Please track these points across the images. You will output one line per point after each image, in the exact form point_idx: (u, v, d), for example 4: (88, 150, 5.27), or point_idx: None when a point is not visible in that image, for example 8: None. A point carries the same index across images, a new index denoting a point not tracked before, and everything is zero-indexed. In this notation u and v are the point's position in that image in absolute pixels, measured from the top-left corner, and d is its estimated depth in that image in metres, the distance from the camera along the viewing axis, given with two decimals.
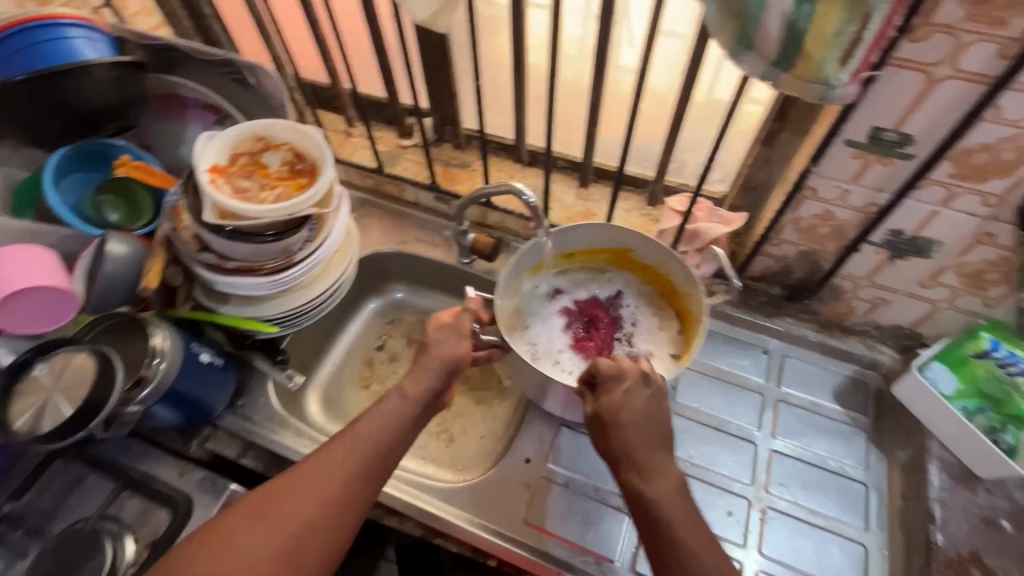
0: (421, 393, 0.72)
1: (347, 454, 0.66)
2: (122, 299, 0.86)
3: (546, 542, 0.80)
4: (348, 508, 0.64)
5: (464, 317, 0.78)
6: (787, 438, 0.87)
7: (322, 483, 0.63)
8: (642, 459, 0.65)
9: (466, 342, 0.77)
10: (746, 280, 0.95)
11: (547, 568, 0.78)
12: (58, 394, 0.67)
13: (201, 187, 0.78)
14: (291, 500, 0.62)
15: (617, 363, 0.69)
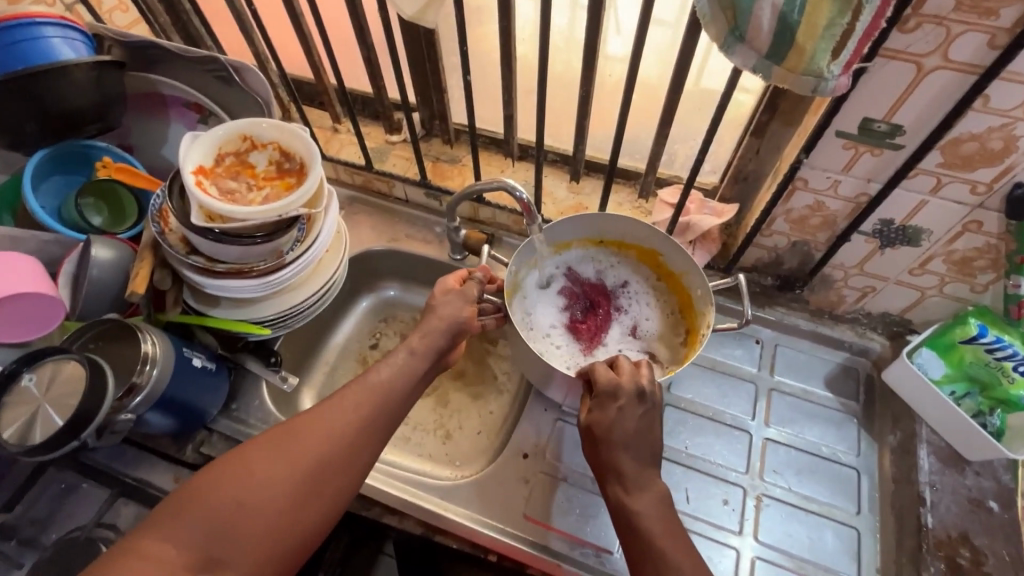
0: (429, 350, 0.73)
1: (362, 398, 0.67)
2: (109, 304, 0.84)
3: (548, 536, 0.80)
4: (362, 442, 0.65)
5: (472, 286, 0.80)
6: (782, 426, 0.89)
7: (336, 421, 0.64)
8: (629, 474, 0.66)
9: (472, 308, 0.78)
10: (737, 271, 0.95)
11: (547, 562, 0.79)
12: (47, 404, 0.66)
13: (187, 187, 0.76)
14: (308, 435, 0.63)
15: (616, 379, 0.69)
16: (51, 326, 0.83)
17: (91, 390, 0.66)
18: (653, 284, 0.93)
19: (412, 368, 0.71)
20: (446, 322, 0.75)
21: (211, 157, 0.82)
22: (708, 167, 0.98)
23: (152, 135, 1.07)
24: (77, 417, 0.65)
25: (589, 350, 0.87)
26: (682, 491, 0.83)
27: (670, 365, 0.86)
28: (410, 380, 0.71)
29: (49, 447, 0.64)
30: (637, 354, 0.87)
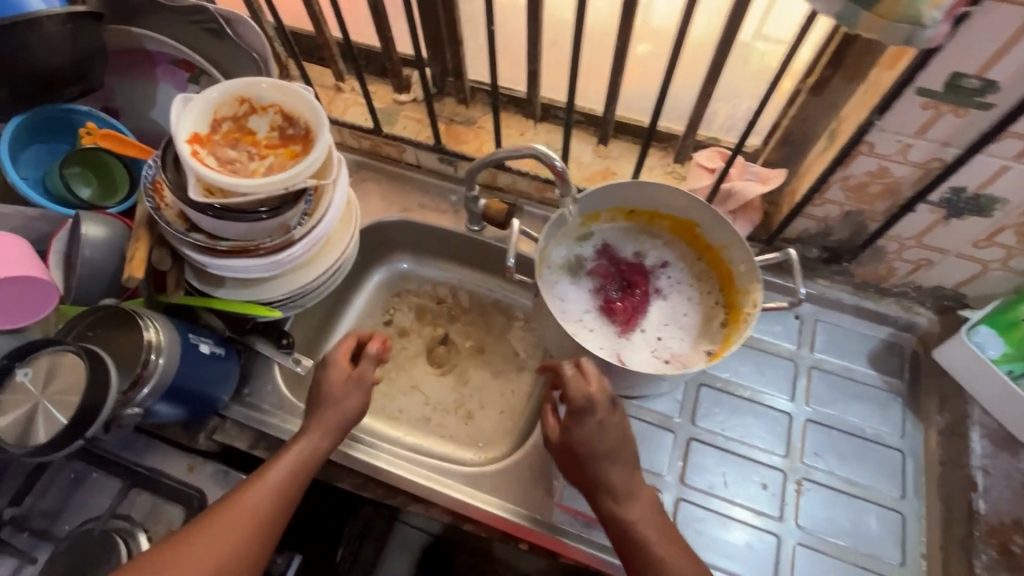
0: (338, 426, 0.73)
1: (258, 500, 0.66)
2: (105, 287, 0.78)
3: (554, 512, 0.78)
4: (251, 559, 0.64)
5: (366, 365, 0.76)
6: (822, 407, 0.84)
7: (230, 530, 0.63)
8: (620, 487, 0.68)
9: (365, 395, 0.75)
10: (779, 241, 0.88)
11: (551, 539, 0.77)
12: (48, 400, 0.61)
13: (181, 157, 0.68)
14: (201, 545, 0.62)
15: (588, 393, 0.68)
16: (44, 313, 0.77)
17: (94, 385, 0.60)
18: (694, 263, 0.89)
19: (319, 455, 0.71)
20: (348, 395, 0.74)
21: (206, 122, 0.73)
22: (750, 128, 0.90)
23: (139, 97, 0.98)
24: (81, 415, 0.60)
25: (625, 331, 0.83)
26: (720, 476, 0.79)
27: (709, 348, 0.81)
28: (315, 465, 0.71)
29: (53, 448, 0.59)
30: (674, 336, 0.83)
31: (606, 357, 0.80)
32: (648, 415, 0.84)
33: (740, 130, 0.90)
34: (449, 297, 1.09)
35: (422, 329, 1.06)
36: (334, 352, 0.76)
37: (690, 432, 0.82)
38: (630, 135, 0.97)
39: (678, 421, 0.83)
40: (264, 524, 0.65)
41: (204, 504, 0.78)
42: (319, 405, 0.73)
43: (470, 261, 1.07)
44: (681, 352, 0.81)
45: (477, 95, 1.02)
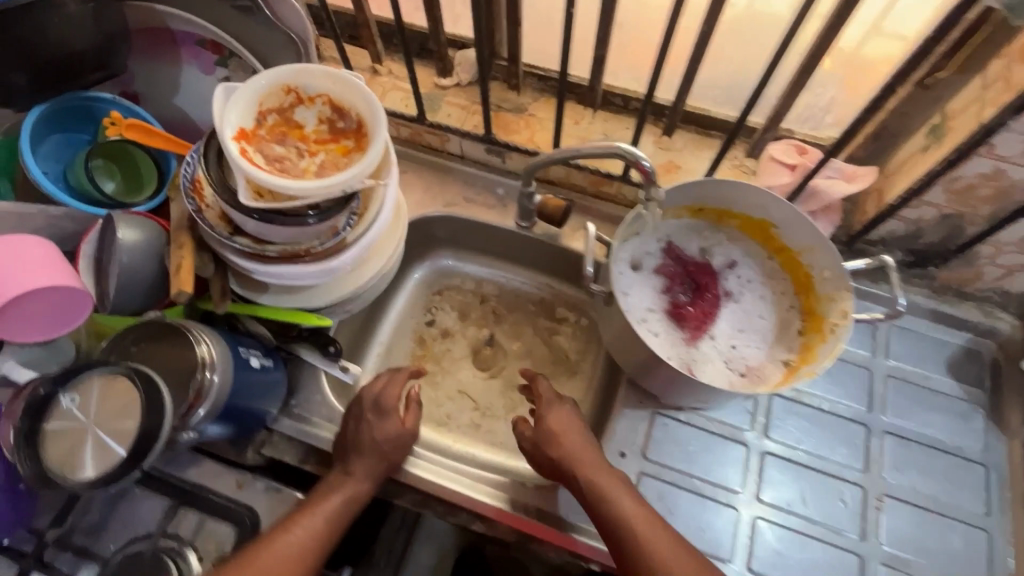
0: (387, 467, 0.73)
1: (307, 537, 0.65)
2: (144, 296, 0.72)
3: (562, 507, 0.75)
4: None
5: (413, 413, 0.77)
6: (900, 418, 0.80)
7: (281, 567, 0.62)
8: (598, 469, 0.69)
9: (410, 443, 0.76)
10: (858, 244, 0.81)
11: (562, 535, 0.74)
12: (99, 429, 0.56)
13: (229, 156, 0.62)
14: None
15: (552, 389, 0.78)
16: (79, 321, 0.71)
17: (151, 411, 0.55)
18: (768, 266, 0.83)
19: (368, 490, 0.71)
20: (399, 440, 0.74)
21: (252, 115, 0.67)
22: (830, 120, 0.83)
23: (162, 81, 0.90)
24: (139, 445, 0.55)
25: (694, 340, 0.76)
26: (797, 493, 0.75)
27: (787, 358, 0.76)
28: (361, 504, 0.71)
29: (108, 481, 0.54)
30: (749, 344, 0.77)
31: (677, 366, 0.74)
32: (718, 427, 0.79)
33: (818, 121, 0.84)
34: (493, 295, 1.03)
35: (467, 329, 1.01)
36: (384, 396, 0.75)
37: (763, 447, 0.78)
38: (694, 126, 0.90)
39: (749, 433, 0.78)
40: (303, 559, 0.64)
41: (257, 523, 0.74)
42: (362, 450, 0.72)
43: (516, 257, 1.01)
44: (757, 362, 0.76)
45: (528, 81, 0.95)
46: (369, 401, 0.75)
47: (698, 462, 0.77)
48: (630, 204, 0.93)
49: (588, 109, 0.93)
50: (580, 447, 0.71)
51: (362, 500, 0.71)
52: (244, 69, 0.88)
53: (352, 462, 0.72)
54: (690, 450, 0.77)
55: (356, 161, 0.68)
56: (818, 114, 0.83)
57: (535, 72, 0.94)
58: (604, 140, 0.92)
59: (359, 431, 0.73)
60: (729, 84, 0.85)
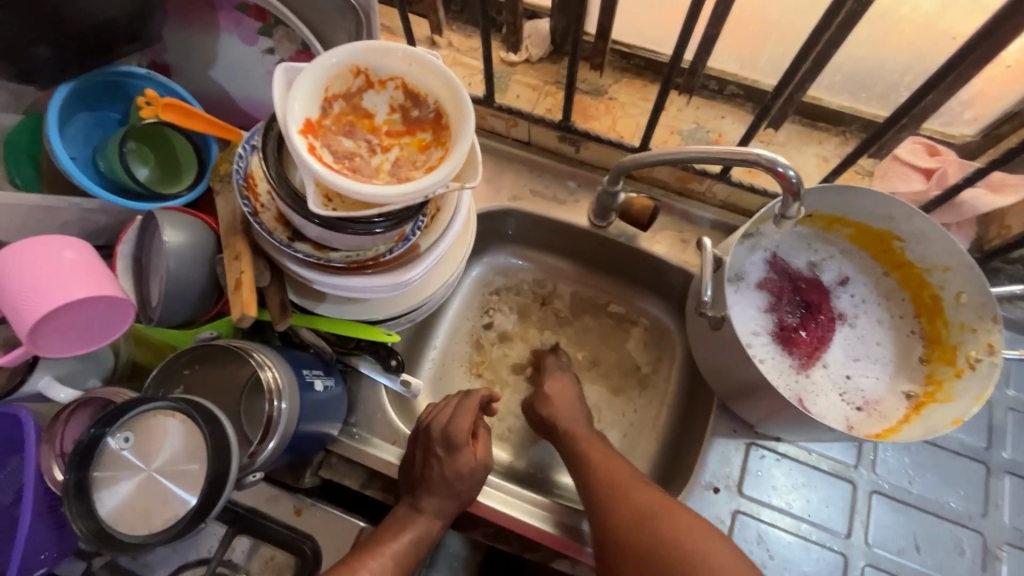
0: (461, 496, 0.67)
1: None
2: (192, 306, 0.64)
3: (579, 517, 0.72)
4: None
5: (483, 439, 0.70)
6: (1023, 457, 0.72)
7: None
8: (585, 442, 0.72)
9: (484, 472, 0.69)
10: (995, 262, 0.72)
11: (572, 544, 0.70)
12: (159, 474, 0.48)
13: (296, 154, 0.52)
14: None
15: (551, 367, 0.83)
16: (118, 332, 0.64)
17: (218, 454, 0.48)
18: (885, 285, 0.74)
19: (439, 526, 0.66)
20: (472, 477, 0.68)
21: (317, 103, 0.57)
22: (968, 116, 0.72)
23: (199, 52, 0.80)
24: (208, 493, 0.47)
25: (804, 368, 0.69)
26: (909, 539, 0.69)
27: (909, 390, 0.68)
28: (430, 543, 0.67)
29: (175, 535, 0.47)
30: (867, 374, 0.70)
31: (788, 398, 0.67)
32: (824, 463, 0.72)
33: (955, 117, 0.73)
34: (556, 297, 0.94)
35: (527, 333, 0.92)
36: (454, 427, 0.68)
37: (872, 484, 0.71)
38: (801, 117, 0.80)
39: (856, 469, 0.71)
40: None
41: (319, 553, 0.68)
42: (432, 488, 0.66)
43: (584, 257, 0.92)
44: (875, 396, 0.68)
45: (610, 59, 0.84)
46: (438, 433, 0.68)
47: (800, 500, 0.70)
48: (719, 203, 0.83)
49: (679, 94, 0.82)
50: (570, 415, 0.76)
51: (431, 538, 0.66)
52: (291, 39, 0.76)
53: (422, 499, 0.66)
54: (791, 487, 0.71)
55: (435, 158, 0.58)
56: (955, 109, 0.73)
57: (621, 49, 0.83)
58: (695, 130, 0.81)
59: (428, 466, 0.67)
60: (856, 70, 0.74)
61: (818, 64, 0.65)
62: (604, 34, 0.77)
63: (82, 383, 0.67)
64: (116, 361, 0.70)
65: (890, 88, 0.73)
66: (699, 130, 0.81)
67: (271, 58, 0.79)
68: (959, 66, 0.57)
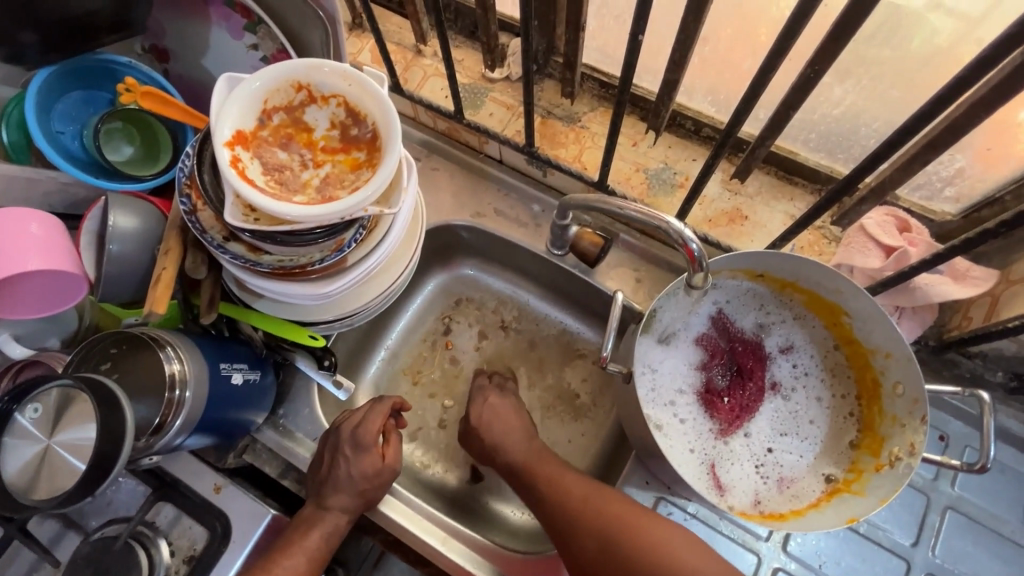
0: (366, 497, 0.70)
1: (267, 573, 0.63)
2: (136, 288, 0.68)
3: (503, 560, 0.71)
4: None
5: (393, 445, 0.73)
6: (951, 560, 0.68)
7: None
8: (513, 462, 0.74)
9: (391, 476, 0.71)
10: (952, 352, 0.67)
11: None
12: (55, 445, 0.52)
13: (220, 167, 0.55)
14: None
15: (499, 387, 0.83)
16: (71, 303, 0.69)
17: (108, 435, 0.52)
18: (830, 359, 0.69)
19: (337, 532, 0.68)
20: (378, 477, 0.70)
21: (255, 115, 0.59)
22: (948, 193, 0.68)
23: (190, 40, 0.83)
24: (94, 470, 0.51)
25: (724, 435, 0.66)
26: None
27: (830, 474, 0.65)
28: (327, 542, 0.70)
29: (64, 503, 0.51)
30: (789, 451, 0.66)
31: (697, 464, 0.65)
32: (734, 531, 0.70)
33: (933, 191, 0.68)
34: (512, 316, 0.94)
35: (478, 347, 0.93)
36: (362, 431, 0.70)
37: (778, 561, 0.68)
38: (776, 169, 0.76)
39: (765, 543, 0.69)
40: None
41: (228, 531, 0.72)
42: (338, 486, 0.68)
43: (543, 280, 0.91)
44: (793, 474, 0.65)
45: (586, 85, 0.83)
46: (348, 434, 0.70)
47: None
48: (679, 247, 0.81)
49: (649, 131, 0.80)
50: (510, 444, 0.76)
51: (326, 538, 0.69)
52: (272, 39, 0.78)
53: (327, 497, 0.68)
54: None
55: (363, 179, 0.59)
56: (935, 184, 0.68)
57: (598, 77, 0.81)
58: (663, 170, 0.79)
59: (335, 465, 0.69)
60: (831, 128, 0.70)
61: (778, 124, 0.63)
62: (572, 62, 0.76)
63: (40, 341, 0.73)
64: (79, 324, 0.76)
65: (865, 152, 0.69)
66: (666, 170, 0.79)
67: (255, 53, 0.81)
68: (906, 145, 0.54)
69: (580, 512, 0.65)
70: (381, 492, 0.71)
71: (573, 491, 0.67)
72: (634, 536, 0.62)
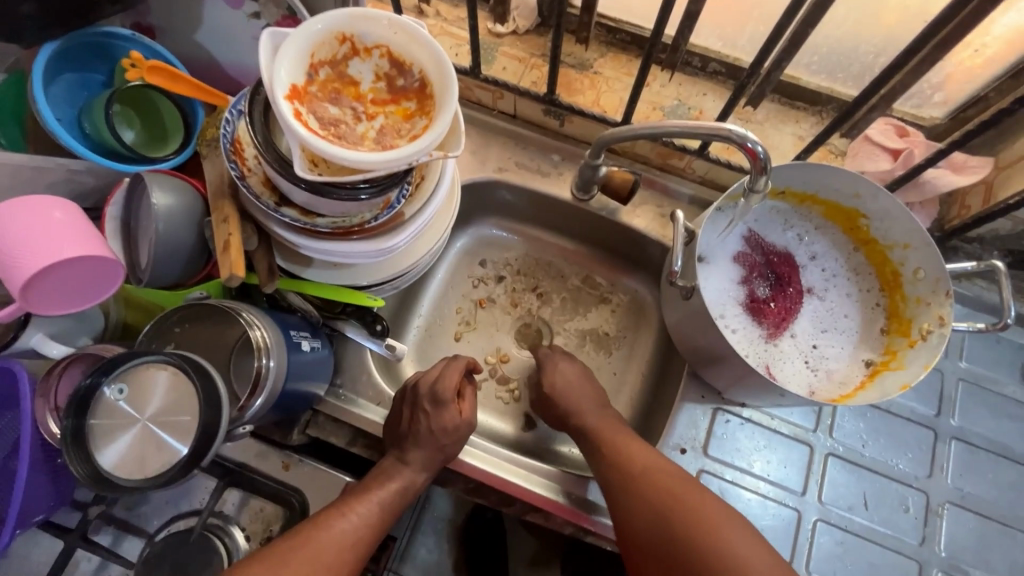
0: (450, 449, 0.71)
1: (367, 512, 0.63)
2: (180, 268, 0.65)
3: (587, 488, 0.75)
4: (353, 563, 0.61)
5: (468, 400, 0.74)
6: (969, 424, 0.78)
7: (350, 539, 0.61)
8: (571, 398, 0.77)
9: (469, 429, 0.73)
10: (951, 240, 0.76)
11: (566, 507, 0.73)
12: (155, 425, 0.51)
13: (282, 119, 0.54)
14: (314, 545, 0.58)
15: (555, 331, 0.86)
16: (107, 293, 0.65)
17: (209, 406, 0.51)
18: (854, 261, 0.76)
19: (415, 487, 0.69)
20: (457, 432, 0.71)
21: (303, 69, 0.58)
22: (937, 99, 0.75)
23: (181, 14, 0.78)
24: (200, 440, 0.50)
25: (772, 337, 0.72)
26: (859, 497, 0.74)
27: (868, 358, 0.72)
28: (411, 497, 0.69)
29: (168, 480, 0.49)
30: (832, 344, 0.73)
31: (754, 366, 0.70)
32: (785, 427, 0.76)
33: (926, 98, 0.75)
34: (538, 269, 0.96)
35: (513, 303, 0.95)
36: (440, 386, 0.71)
37: (828, 448, 0.76)
38: (780, 96, 0.82)
39: (815, 433, 0.76)
40: (359, 544, 0.61)
41: (304, 507, 0.71)
42: (418, 441, 0.69)
43: (567, 229, 0.94)
44: (837, 364, 0.72)
45: (596, 32, 0.85)
46: (426, 390, 0.71)
47: (754, 458, 0.75)
48: (696, 178, 0.86)
49: (663, 70, 0.84)
50: (565, 390, 0.79)
51: (417, 489, 0.69)
52: (277, 4, 0.75)
53: (408, 452, 0.69)
54: (749, 447, 0.75)
55: (419, 127, 0.59)
56: (926, 92, 0.75)
57: (607, 22, 0.84)
58: (677, 106, 0.83)
59: (415, 421, 0.70)
60: (833, 50, 0.76)
61: (793, 47, 0.67)
62: (589, 7, 0.78)
63: (74, 341, 0.69)
64: (106, 323, 0.72)
65: (864, 69, 0.76)
66: (679, 106, 0.83)
67: (256, 22, 0.77)
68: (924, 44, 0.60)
69: (640, 502, 0.65)
70: (461, 445, 0.72)
71: (639, 479, 0.66)
72: (698, 539, 0.59)
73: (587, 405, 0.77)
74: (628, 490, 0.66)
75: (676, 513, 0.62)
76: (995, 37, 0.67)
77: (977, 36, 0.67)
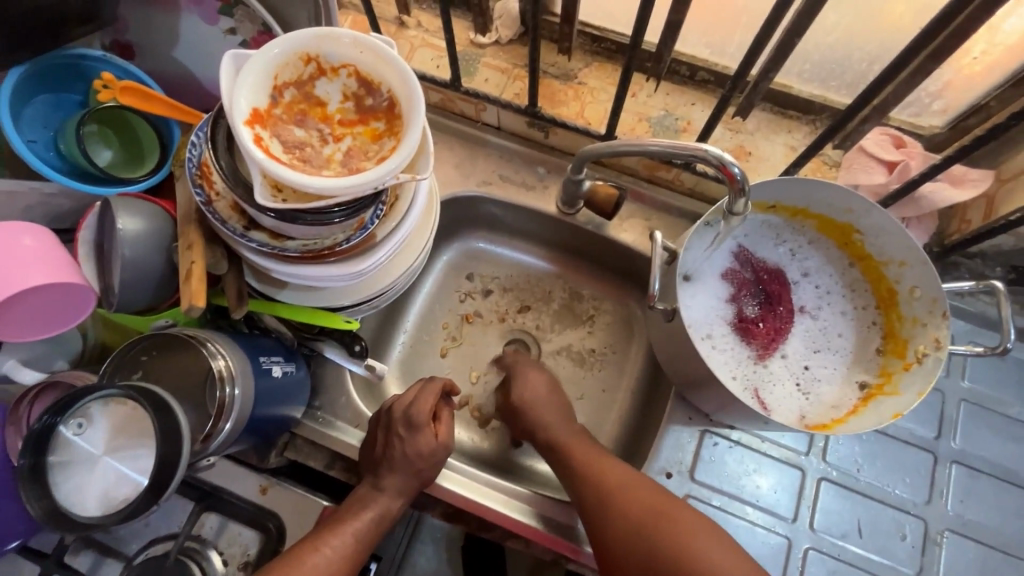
0: (426, 473, 0.70)
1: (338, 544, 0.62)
2: (150, 293, 0.64)
3: (563, 512, 0.73)
4: None
5: (445, 421, 0.72)
6: (970, 447, 0.74)
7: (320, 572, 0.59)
8: (551, 421, 0.75)
9: (447, 451, 0.71)
10: (951, 255, 0.73)
11: (546, 534, 0.72)
12: (116, 459, 0.50)
13: (242, 146, 0.52)
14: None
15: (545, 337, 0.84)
16: (79, 318, 0.65)
17: (168, 440, 0.50)
18: (848, 277, 0.73)
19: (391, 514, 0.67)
20: (433, 456, 0.70)
21: (266, 91, 0.56)
22: (937, 107, 0.72)
23: (156, 31, 0.77)
24: (159, 476, 0.49)
25: (762, 357, 0.70)
26: (852, 524, 0.71)
27: (862, 381, 0.69)
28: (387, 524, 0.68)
29: (128, 515, 0.48)
30: (824, 366, 0.70)
31: (741, 389, 0.68)
32: (776, 451, 0.73)
33: (924, 106, 0.72)
34: (526, 283, 0.94)
35: (500, 317, 0.93)
36: (415, 409, 0.70)
37: (821, 472, 0.73)
38: (772, 105, 0.79)
39: (807, 457, 0.73)
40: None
41: (281, 532, 0.70)
42: (393, 466, 0.68)
43: (554, 242, 0.92)
44: (829, 386, 0.69)
45: (580, 41, 0.83)
46: (400, 413, 0.70)
47: (743, 483, 0.72)
48: (685, 189, 0.83)
49: (650, 79, 0.82)
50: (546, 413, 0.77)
51: (393, 515, 0.68)
52: (253, 20, 0.73)
53: (384, 478, 0.68)
54: (737, 471, 0.73)
55: (387, 148, 0.57)
56: (924, 100, 0.72)
57: (591, 31, 0.81)
58: (664, 117, 0.81)
59: (390, 446, 0.68)
60: (825, 58, 0.73)
61: (780, 57, 0.64)
62: (570, 17, 0.76)
63: (49, 366, 0.68)
64: (85, 344, 0.72)
65: (858, 77, 0.72)
66: (667, 116, 0.81)
67: (233, 38, 0.76)
68: (914, 55, 0.57)
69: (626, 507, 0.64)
70: (438, 468, 0.71)
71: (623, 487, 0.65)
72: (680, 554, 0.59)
73: (568, 428, 0.75)
74: (603, 502, 0.65)
75: (661, 525, 0.61)
76: (994, 43, 0.63)
77: (975, 43, 0.64)
